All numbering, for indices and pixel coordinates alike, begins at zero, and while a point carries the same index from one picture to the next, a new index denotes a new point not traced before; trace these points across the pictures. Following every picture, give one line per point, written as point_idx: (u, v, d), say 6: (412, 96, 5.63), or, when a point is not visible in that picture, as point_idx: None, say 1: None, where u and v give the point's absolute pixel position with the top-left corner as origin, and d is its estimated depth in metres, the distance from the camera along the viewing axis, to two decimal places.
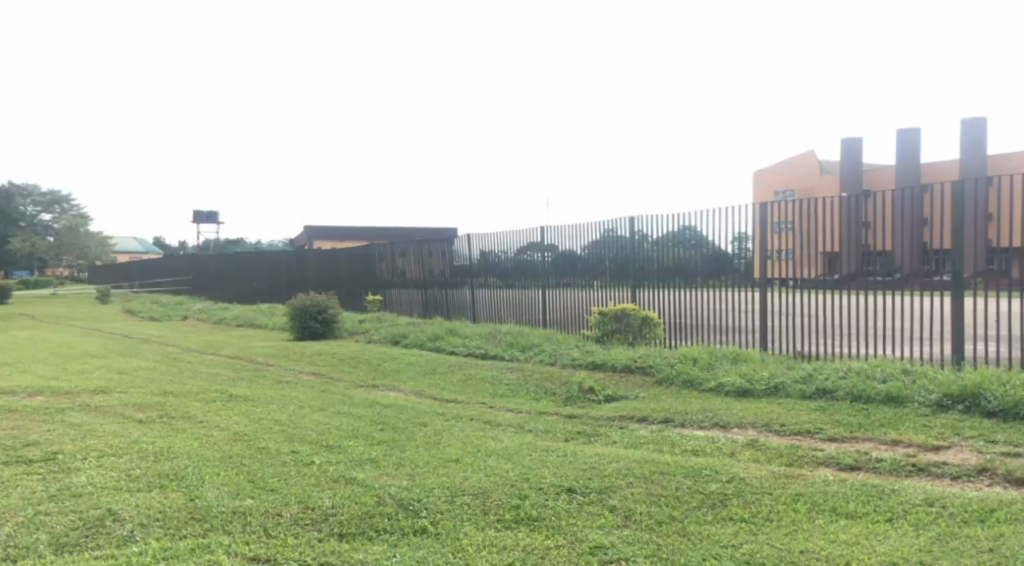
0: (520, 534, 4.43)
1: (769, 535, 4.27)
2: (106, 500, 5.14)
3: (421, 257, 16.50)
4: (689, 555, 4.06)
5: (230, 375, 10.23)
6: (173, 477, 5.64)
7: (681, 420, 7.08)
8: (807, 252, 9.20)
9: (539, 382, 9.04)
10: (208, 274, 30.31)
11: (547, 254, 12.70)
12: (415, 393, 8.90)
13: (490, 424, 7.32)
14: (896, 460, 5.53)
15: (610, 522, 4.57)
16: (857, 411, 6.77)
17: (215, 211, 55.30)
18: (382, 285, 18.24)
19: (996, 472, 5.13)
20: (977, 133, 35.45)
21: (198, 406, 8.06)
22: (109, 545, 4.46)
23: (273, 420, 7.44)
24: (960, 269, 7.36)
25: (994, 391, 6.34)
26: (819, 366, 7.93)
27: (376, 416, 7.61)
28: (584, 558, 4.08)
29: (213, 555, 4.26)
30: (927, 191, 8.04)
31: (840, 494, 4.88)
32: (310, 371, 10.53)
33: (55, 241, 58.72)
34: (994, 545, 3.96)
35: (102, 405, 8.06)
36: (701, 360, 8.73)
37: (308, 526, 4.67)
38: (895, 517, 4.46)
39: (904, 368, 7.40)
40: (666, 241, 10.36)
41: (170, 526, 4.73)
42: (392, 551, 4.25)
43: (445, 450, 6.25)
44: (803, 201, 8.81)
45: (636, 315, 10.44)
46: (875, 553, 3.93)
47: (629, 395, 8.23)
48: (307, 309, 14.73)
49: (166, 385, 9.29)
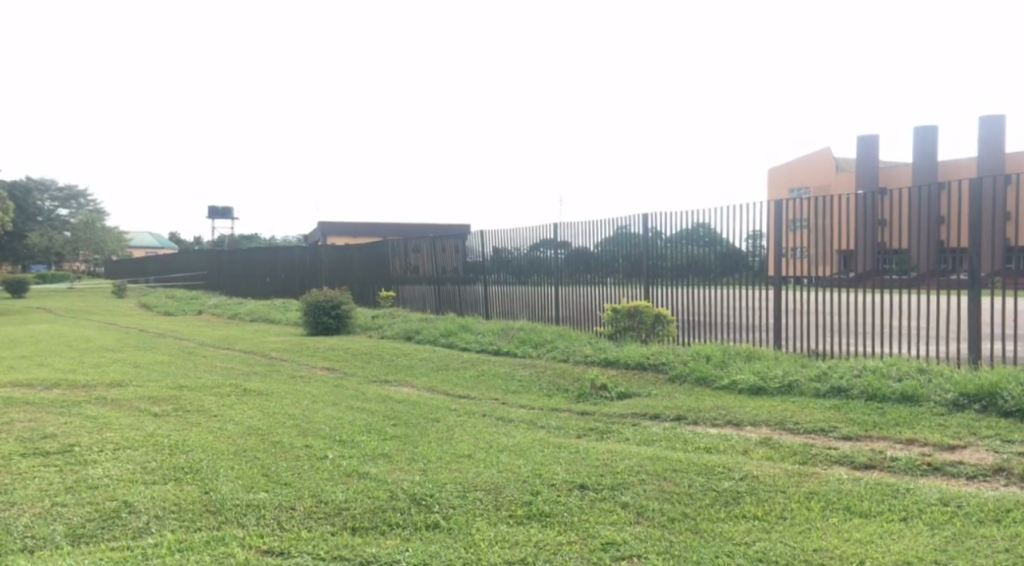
0: (532, 530, 4.44)
1: (782, 533, 4.25)
2: (122, 492, 5.18)
3: (433, 253, 16.52)
4: (702, 553, 4.04)
5: (244, 369, 10.30)
6: (188, 470, 5.68)
7: (694, 417, 7.06)
8: (822, 251, 9.12)
9: (551, 379, 9.03)
10: (222, 270, 30.51)
11: (561, 251, 12.69)
12: (427, 389, 8.91)
13: (502, 420, 7.32)
14: (911, 459, 5.49)
15: (622, 519, 4.56)
16: (871, 409, 6.73)
17: (228, 210, 55.81)
18: (395, 282, 18.27)
19: (1012, 472, 5.09)
20: (992, 133, 35.19)
21: (212, 400, 8.11)
22: (124, 538, 4.49)
23: (287, 415, 7.47)
24: (978, 268, 7.24)
25: (1012, 390, 6.29)
26: (834, 364, 7.88)
27: (388, 412, 7.62)
28: (596, 554, 4.08)
29: (227, 549, 4.28)
30: (943, 189, 7.92)
31: (853, 493, 4.86)
32: (323, 366, 10.57)
33: (72, 237, 59.45)
34: (1009, 545, 3.93)
35: (117, 399, 8.13)
36: (715, 357, 8.70)
37: (320, 520, 4.69)
38: (909, 517, 4.43)
39: (919, 367, 7.35)
40: (679, 239, 10.32)
41: (185, 517, 4.77)
42: (404, 546, 4.27)
43: (458, 446, 6.26)
44: (819, 199, 8.73)
45: (649, 313, 10.38)
46: (889, 553, 3.90)
47: (641, 392, 8.20)
48: (320, 304, 14.80)
49: (180, 379, 9.33)
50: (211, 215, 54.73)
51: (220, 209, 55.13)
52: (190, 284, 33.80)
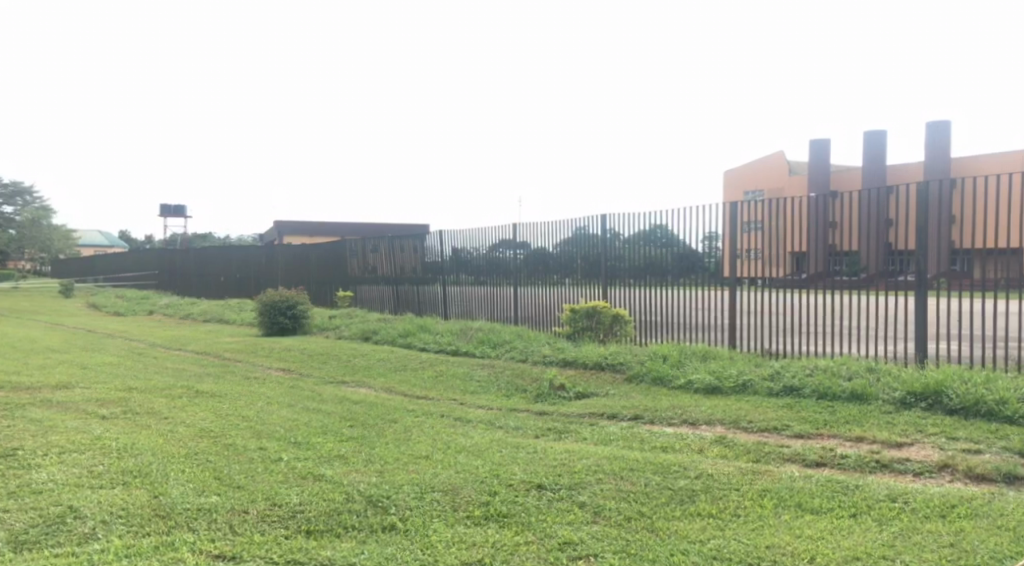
0: (490, 531, 4.42)
1: (735, 531, 4.31)
2: (67, 497, 5.03)
3: (392, 253, 16.39)
4: (658, 552, 4.07)
5: (196, 370, 10.09)
6: (137, 473, 5.54)
7: (651, 416, 7.13)
8: (775, 252, 9.24)
9: (510, 380, 9.03)
10: (175, 269, 29.84)
11: (519, 252, 12.71)
12: (384, 390, 8.85)
13: (459, 420, 7.31)
14: (860, 456, 5.63)
15: (579, 518, 4.58)
16: (822, 408, 6.86)
17: (181, 208, 54.77)
18: (352, 281, 18.10)
19: (957, 469, 5.24)
20: (939, 136, 36.20)
21: (163, 402, 7.93)
22: (69, 543, 4.37)
23: (241, 416, 7.34)
24: (925, 269, 7.42)
25: (957, 389, 6.49)
26: (787, 363, 8.03)
27: (345, 413, 7.52)
28: (553, 554, 4.09)
29: (177, 554, 4.19)
30: (893, 192, 8.09)
31: (805, 489, 4.95)
32: (279, 367, 10.43)
33: (18, 235, 57.61)
34: (954, 540, 4.04)
35: (65, 401, 7.91)
36: (671, 357, 8.77)
37: (274, 523, 4.61)
38: (859, 513, 4.52)
39: (869, 366, 7.52)
40: (637, 240, 10.41)
41: (134, 522, 4.65)
42: (360, 548, 4.22)
43: (415, 447, 6.22)
44: (773, 201, 8.84)
45: (607, 313, 10.49)
46: (840, 549, 3.98)
47: (598, 392, 8.25)
48: (275, 304, 14.61)
49: (129, 381, 9.10)
50: (165, 213, 53.57)
51: (175, 209, 54.05)
52: (141, 282, 33.03)
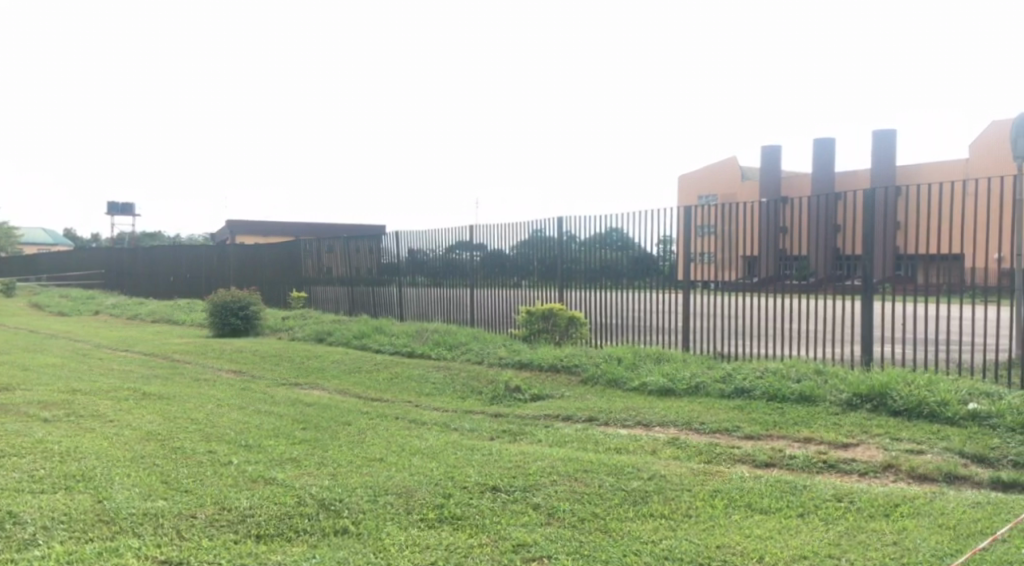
0: (443, 533, 4.40)
1: (687, 531, 4.37)
2: (6, 502, 4.86)
3: (347, 254, 16.24)
4: (610, 552, 4.10)
5: (144, 372, 9.84)
6: (81, 478, 5.39)
7: (605, 418, 7.19)
8: (728, 255, 9.41)
9: (465, 382, 9.00)
10: (122, 268, 29.08)
11: (476, 253, 12.71)
12: (338, 392, 8.75)
13: (414, 422, 7.27)
14: (808, 456, 5.76)
15: (533, 520, 4.59)
16: (772, 409, 7.00)
17: (130, 206, 53.54)
18: (307, 282, 17.88)
19: (900, 469, 5.39)
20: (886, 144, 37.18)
21: (109, 405, 7.71)
22: (8, 550, 4.22)
23: (189, 419, 7.18)
24: (870, 274, 7.59)
25: (901, 390, 6.68)
26: (738, 366, 8.16)
27: (298, 415, 7.42)
28: (507, 556, 4.09)
29: (121, 559, 4.08)
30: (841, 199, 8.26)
31: (755, 489, 5.04)
32: (230, 369, 10.22)
33: None
34: (897, 538, 4.15)
35: (5, 403, 7.65)
36: (626, 359, 8.86)
37: (223, 527, 4.53)
38: (806, 512, 4.62)
39: (817, 368, 7.69)
40: (594, 242, 10.47)
41: (76, 527, 4.53)
42: (312, 552, 4.17)
43: (369, 450, 6.16)
44: (726, 206, 8.98)
45: (563, 315, 10.56)
46: (787, 547, 4.06)
47: (554, 393, 8.30)
48: (227, 305, 14.36)
49: (73, 383, 8.82)
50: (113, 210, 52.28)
51: (123, 206, 52.79)
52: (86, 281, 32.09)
